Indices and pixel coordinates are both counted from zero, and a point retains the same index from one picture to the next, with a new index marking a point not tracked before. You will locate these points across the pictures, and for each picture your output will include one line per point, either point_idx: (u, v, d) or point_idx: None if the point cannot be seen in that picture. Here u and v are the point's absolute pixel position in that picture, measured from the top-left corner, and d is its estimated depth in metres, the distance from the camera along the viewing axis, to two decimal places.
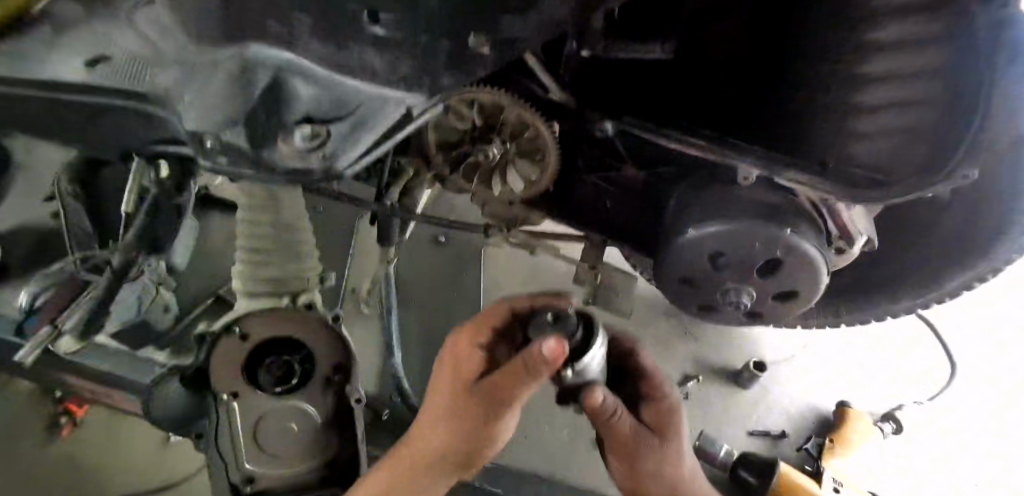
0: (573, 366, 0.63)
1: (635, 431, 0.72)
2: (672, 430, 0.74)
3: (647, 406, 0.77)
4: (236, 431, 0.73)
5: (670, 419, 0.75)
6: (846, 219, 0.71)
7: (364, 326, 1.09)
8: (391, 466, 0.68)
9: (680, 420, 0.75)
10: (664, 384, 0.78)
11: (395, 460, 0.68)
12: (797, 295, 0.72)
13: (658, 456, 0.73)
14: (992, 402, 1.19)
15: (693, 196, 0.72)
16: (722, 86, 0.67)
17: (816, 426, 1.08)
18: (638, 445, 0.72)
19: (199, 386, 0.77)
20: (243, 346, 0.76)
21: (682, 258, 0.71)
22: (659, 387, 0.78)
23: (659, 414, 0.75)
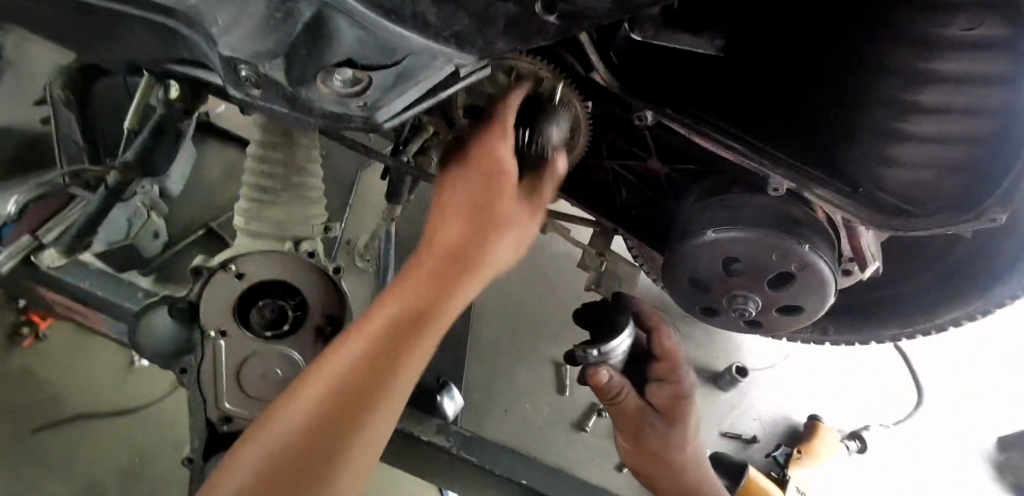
0: (597, 348, 0.71)
1: (641, 416, 0.78)
2: (681, 417, 0.78)
3: (659, 388, 0.79)
4: (220, 370, 0.72)
5: (680, 403, 0.78)
6: (861, 242, 0.71)
7: (356, 280, 1.07)
8: (361, 332, 0.53)
9: (692, 406, 0.79)
10: (681, 366, 0.80)
11: (363, 325, 0.54)
12: (801, 310, 0.72)
13: (660, 438, 0.78)
14: (952, 434, 1.22)
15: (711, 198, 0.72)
16: (765, 91, 0.65)
17: (785, 436, 1.11)
18: (642, 426, 0.78)
19: (188, 320, 0.75)
20: (237, 285, 0.74)
21: (697, 258, 0.71)
22: (674, 370, 0.79)
23: (671, 398, 0.78)
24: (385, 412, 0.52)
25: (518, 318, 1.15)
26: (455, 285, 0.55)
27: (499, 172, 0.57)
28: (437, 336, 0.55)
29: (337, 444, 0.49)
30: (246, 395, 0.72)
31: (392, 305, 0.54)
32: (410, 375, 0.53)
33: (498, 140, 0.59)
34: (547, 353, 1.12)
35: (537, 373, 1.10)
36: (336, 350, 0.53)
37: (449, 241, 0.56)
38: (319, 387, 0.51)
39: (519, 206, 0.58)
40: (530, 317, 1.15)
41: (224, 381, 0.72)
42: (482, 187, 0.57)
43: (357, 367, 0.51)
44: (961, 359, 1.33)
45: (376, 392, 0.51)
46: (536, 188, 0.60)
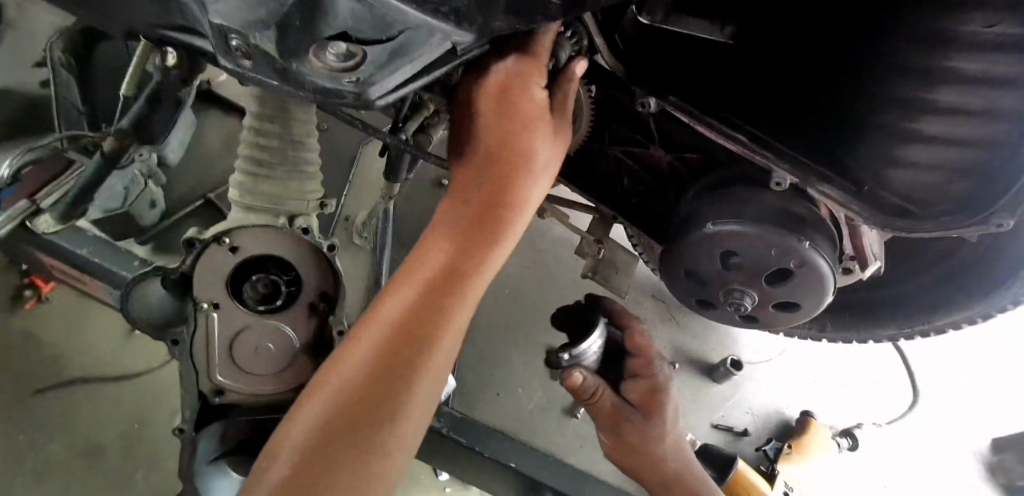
0: (568, 352, 0.73)
1: (616, 412, 0.78)
2: (657, 411, 0.78)
3: (635, 384, 0.79)
4: (212, 343, 0.72)
5: (657, 396, 0.78)
6: (863, 241, 0.70)
7: (353, 258, 1.06)
8: (401, 293, 0.53)
9: (668, 399, 0.79)
10: (654, 361, 0.80)
11: (403, 286, 0.53)
12: (797, 308, 0.71)
13: (636, 432, 0.78)
14: (945, 436, 1.22)
15: (712, 193, 0.70)
16: (777, 83, 0.63)
17: (777, 430, 1.11)
18: (619, 422, 0.79)
19: (182, 292, 0.75)
20: (231, 259, 0.73)
21: (697, 251, 0.70)
22: (649, 365, 0.79)
23: (648, 392, 0.78)
24: (434, 371, 0.51)
25: (514, 302, 1.14)
26: (497, 234, 0.55)
27: (530, 115, 0.56)
28: (480, 286, 0.55)
29: (392, 405, 0.48)
30: (237, 369, 0.73)
31: (430, 263, 0.54)
32: (456, 329, 0.53)
33: (525, 80, 0.56)
34: (542, 338, 1.12)
35: (531, 358, 1.10)
36: (376, 314, 0.52)
37: (487, 194, 0.56)
38: (365, 351, 0.50)
39: (552, 150, 0.59)
40: (526, 301, 1.14)
41: (215, 354, 0.73)
42: (515, 131, 0.56)
43: (402, 327, 0.51)
44: (958, 361, 1.32)
45: (425, 351, 0.51)
46: (562, 126, 0.60)
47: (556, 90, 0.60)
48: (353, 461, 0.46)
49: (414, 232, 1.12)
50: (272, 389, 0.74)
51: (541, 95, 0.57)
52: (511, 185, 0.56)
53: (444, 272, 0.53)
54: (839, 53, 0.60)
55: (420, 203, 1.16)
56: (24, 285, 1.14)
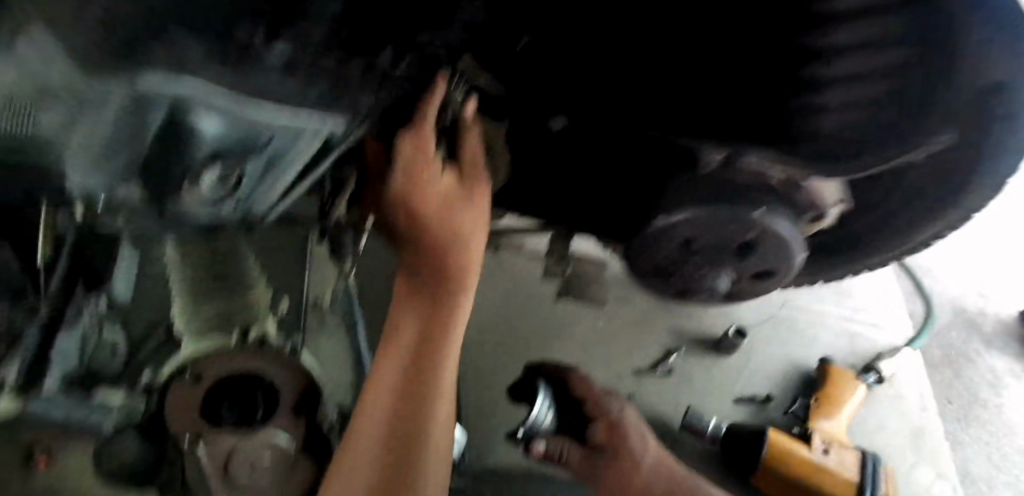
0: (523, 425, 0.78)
1: (586, 457, 0.78)
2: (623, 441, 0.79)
3: (597, 425, 0.82)
4: (205, 474, 0.68)
5: (619, 427, 0.81)
6: (821, 191, 0.66)
7: (329, 339, 1.03)
8: (393, 364, 0.63)
9: (630, 429, 0.81)
10: (603, 399, 0.84)
11: (389, 359, 0.63)
12: (775, 272, 0.69)
13: (618, 474, 0.77)
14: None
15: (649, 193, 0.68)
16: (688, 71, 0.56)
17: (798, 385, 1.08)
18: (596, 472, 0.78)
19: (157, 434, 0.71)
20: (196, 389, 0.71)
21: (654, 246, 0.69)
22: (598, 404, 0.83)
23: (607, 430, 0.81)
24: (436, 430, 0.61)
25: (502, 333, 1.08)
26: (451, 303, 0.64)
27: (443, 203, 0.60)
28: (452, 347, 0.65)
29: (414, 457, 0.59)
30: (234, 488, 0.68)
31: (406, 337, 0.64)
32: (446, 380, 0.64)
33: (416, 175, 0.58)
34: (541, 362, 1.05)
35: None
36: (375, 390, 0.62)
37: (426, 284, 0.63)
38: (377, 412, 0.60)
39: (469, 215, 0.62)
40: (516, 327, 1.09)
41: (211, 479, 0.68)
42: (436, 223, 0.60)
43: (398, 394, 0.61)
44: None
45: (424, 406, 0.61)
46: (473, 186, 0.62)
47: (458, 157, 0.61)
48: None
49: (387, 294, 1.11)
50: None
51: (439, 176, 0.59)
52: (448, 269, 0.62)
53: (418, 339, 0.63)
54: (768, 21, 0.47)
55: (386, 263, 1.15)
56: None
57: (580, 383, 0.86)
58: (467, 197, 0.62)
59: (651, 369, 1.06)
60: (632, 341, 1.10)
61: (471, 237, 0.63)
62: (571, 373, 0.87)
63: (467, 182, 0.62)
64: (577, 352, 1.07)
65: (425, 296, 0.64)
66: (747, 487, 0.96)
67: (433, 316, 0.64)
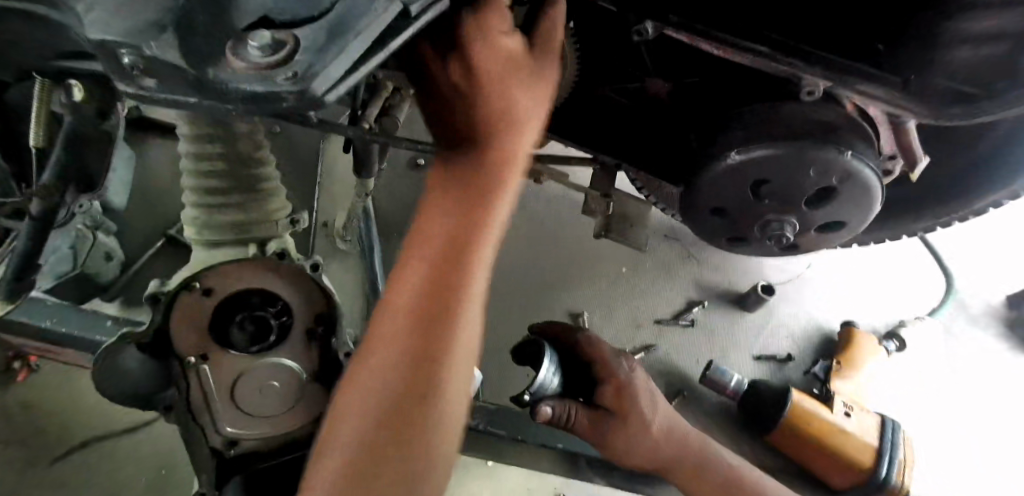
0: (528, 390, 0.69)
1: (593, 423, 0.71)
2: (633, 408, 0.72)
3: (603, 388, 0.73)
4: (210, 396, 0.64)
5: (630, 392, 0.73)
6: (912, 141, 0.60)
7: (339, 264, 0.97)
8: (413, 273, 0.50)
9: (641, 394, 0.73)
10: (610, 359, 0.75)
11: (410, 267, 0.50)
12: (844, 225, 0.64)
13: (624, 440, 0.71)
14: (980, 314, 1.18)
15: (721, 125, 0.61)
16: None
17: (819, 347, 1.05)
18: (602, 438, 0.71)
19: (163, 351, 0.66)
20: (207, 303, 0.65)
21: (721, 188, 0.63)
22: (608, 366, 0.74)
23: (617, 394, 0.73)
24: (458, 360, 0.49)
25: (522, 271, 1.03)
26: (489, 205, 0.50)
27: (500, 75, 0.48)
28: (485, 258, 0.51)
29: (435, 381, 0.48)
30: (240, 414, 0.65)
31: (433, 242, 0.50)
32: (475, 302, 0.50)
33: (489, 34, 0.47)
34: (561, 304, 1.01)
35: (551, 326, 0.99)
36: (391, 304, 0.50)
37: (462, 170, 0.50)
38: (393, 331, 0.49)
39: (528, 100, 0.50)
40: (537, 267, 1.04)
41: (216, 403, 0.65)
42: (488, 100, 0.48)
43: (418, 303, 0.48)
44: (976, 235, 1.29)
45: (446, 331, 0.48)
46: (542, 70, 0.52)
47: (531, 30, 0.52)
48: (397, 450, 0.46)
49: (403, 222, 1.05)
50: (285, 427, 0.65)
51: (512, 40, 0.48)
52: (491, 161, 0.50)
53: (448, 244, 0.49)
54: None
55: (400, 190, 1.08)
56: (9, 358, 0.97)
57: (587, 344, 0.78)
58: (533, 77, 0.51)
59: (672, 319, 1.03)
60: (655, 289, 1.06)
61: (520, 126, 0.51)
62: (577, 334, 0.79)
63: (536, 60, 0.51)
64: (598, 297, 1.03)
65: (461, 190, 0.50)
66: (763, 444, 0.95)
67: (466, 218, 0.50)
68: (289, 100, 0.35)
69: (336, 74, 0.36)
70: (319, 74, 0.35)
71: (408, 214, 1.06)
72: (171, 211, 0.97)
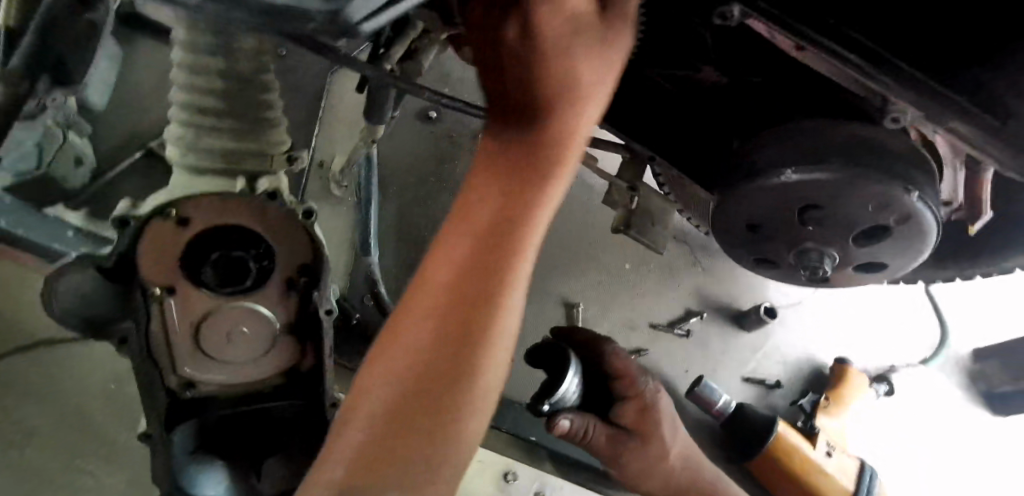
0: (550, 401, 0.62)
1: (611, 442, 0.68)
2: (653, 431, 0.70)
3: (625, 407, 0.69)
4: (172, 337, 0.60)
5: (652, 417, 0.70)
6: (983, 192, 0.56)
7: (331, 210, 0.90)
8: (455, 250, 0.44)
9: (662, 419, 0.70)
10: (638, 379, 0.70)
11: (451, 244, 0.44)
12: (882, 267, 0.60)
13: (639, 460, 0.70)
14: (964, 359, 1.17)
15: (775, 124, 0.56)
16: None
17: (808, 379, 1.02)
18: (617, 456, 0.69)
19: (124, 278, 0.59)
20: (177, 234, 0.58)
21: (765, 205, 0.57)
22: (634, 383, 0.70)
23: (638, 413, 0.70)
24: (495, 351, 0.43)
25: None
26: (541, 183, 0.44)
27: (561, 44, 0.42)
28: (533, 244, 0.45)
29: (468, 366, 0.42)
30: (207, 357, 0.62)
31: (476, 220, 0.44)
32: (520, 286, 0.45)
33: None
34: (556, 291, 0.96)
35: (543, 312, 0.94)
36: (426, 282, 0.44)
37: (522, 146, 0.44)
38: (427, 307, 0.43)
39: (593, 73, 0.44)
40: (537, 249, 0.98)
41: (177, 342, 0.61)
42: (551, 72, 0.42)
43: (457, 284, 0.43)
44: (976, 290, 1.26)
45: (486, 319, 0.42)
46: (611, 40, 0.45)
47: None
48: (419, 440, 0.41)
49: (404, 177, 0.98)
50: (254, 376, 0.64)
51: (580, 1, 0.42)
52: (547, 136, 0.44)
53: (493, 223, 0.43)
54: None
55: (404, 139, 1.01)
56: None
57: (613, 357, 0.70)
58: (600, 49, 0.44)
59: (667, 325, 0.98)
60: (655, 291, 1.01)
61: (587, 104, 0.45)
62: (605, 345, 0.71)
63: (609, 30, 0.44)
64: (596, 292, 0.98)
65: (516, 166, 0.44)
66: (737, 469, 0.92)
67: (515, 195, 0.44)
68: (318, 17, 0.29)
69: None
70: None
71: (410, 169, 0.99)
72: (153, 122, 0.88)
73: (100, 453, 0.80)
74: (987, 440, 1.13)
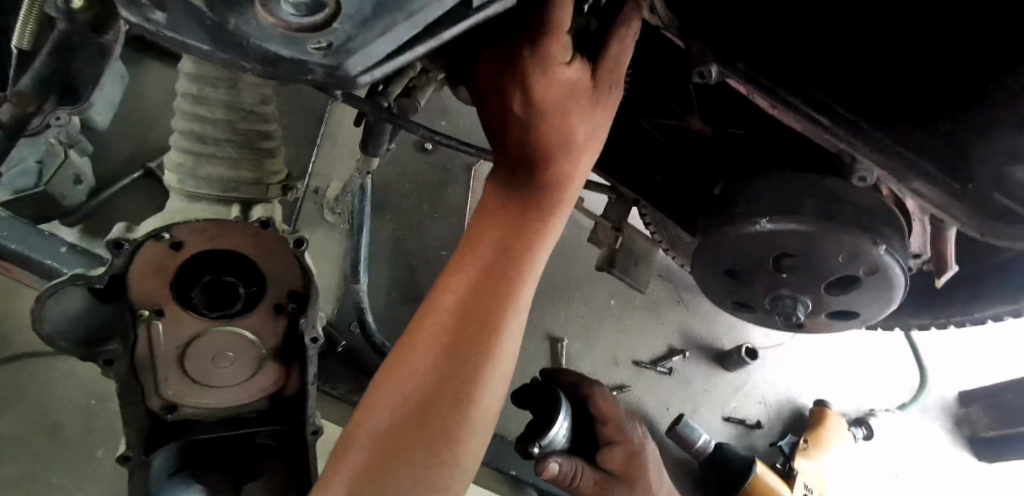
0: (538, 442, 0.64)
1: (599, 488, 0.67)
2: (642, 479, 0.68)
3: (610, 452, 0.69)
4: (158, 359, 0.62)
5: (640, 463, 0.69)
6: (948, 247, 0.58)
7: (322, 236, 0.92)
8: (460, 283, 0.47)
9: (652, 467, 0.69)
10: (624, 423, 0.71)
11: (456, 278, 0.48)
12: (855, 315, 0.62)
13: None
14: (942, 405, 1.18)
15: (751, 175, 0.59)
16: (868, 33, 0.45)
17: (788, 420, 1.03)
18: None
19: (112, 298, 0.60)
20: (171, 258, 0.59)
21: (741, 251, 0.59)
22: (621, 427, 0.70)
23: (626, 459, 0.69)
24: (492, 382, 0.45)
25: None
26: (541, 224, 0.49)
27: (560, 104, 0.45)
28: (530, 278, 0.49)
29: (471, 386, 0.44)
30: (193, 380, 0.63)
31: (480, 255, 0.48)
32: (518, 317, 0.48)
33: (551, 66, 0.43)
34: (542, 325, 0.97)
35: (528, 345, 0.95)
36: (432, 312, 0.47)
37: (524, 192, 0.49)
38: (435, 334, 0.46)
39: (589, 128, 0.48)
40: None
41: (162, 364, 0.62)
42: (551, 130, 0.46)
43: (462, 312, 0.46)
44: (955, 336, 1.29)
45: (485, 344, 0.45)
46: (601, 101, 0.47)
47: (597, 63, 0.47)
48: (424, 456, 0.42)
49: (397, 207, 1.00)
50: (234, 398, 0.65)
51: (568, 70, 0.44)
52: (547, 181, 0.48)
53: (497, 256, 0.48)
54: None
55: (400, 170, 1.03)
56: None
57: (600, 401, 0.73)
58: (593, 108, 0.47)
59: (650, 363, 1.00)
60: (639, 328, 1.02)
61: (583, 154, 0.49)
62: (591, 388, 0.74)
63: (602, 90, 0.47)
64: (581, 326, 0.99)
65: (518, 212, 0.49)
66: None
67: (517, 241, 0.48)
68: (316, 73, 0.31)
69: (375, 53, 0.31)
70: (357, 49, 0.31)
71: (403, 199, 1.01)
72: (154, 144, 0.91)
73: (78, 473, 0.80)
74: (966, 489, 1.13)
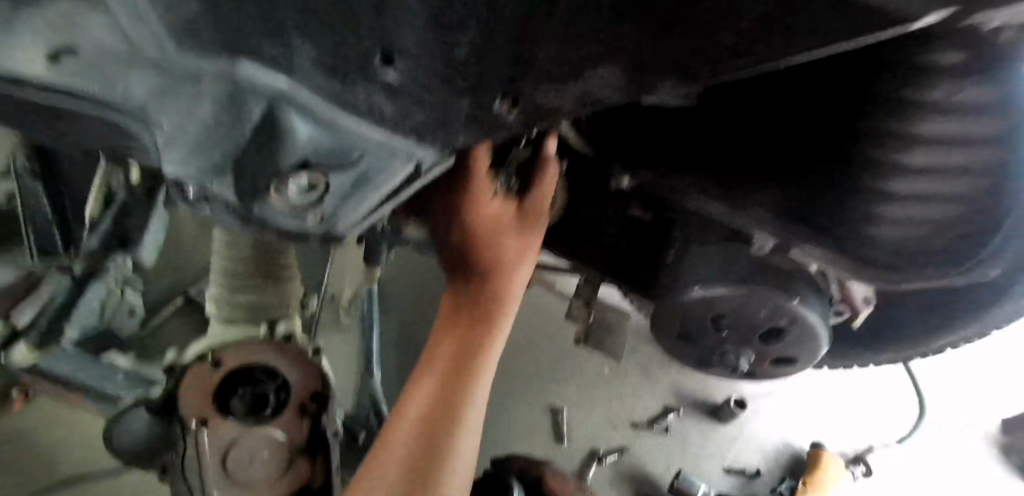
0: None
1: None
2: None
3: None
4: (202, 462, 0.68)
5: None
6: (851, 293, 0.70)
7: (340, 338, 1.05)
8: (427, 380, 0.59)
9: None
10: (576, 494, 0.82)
11: (427, 372, 0.60)
12: (794, 361, 0.72)
13: None
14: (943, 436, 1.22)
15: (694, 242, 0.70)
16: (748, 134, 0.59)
17: (787, 465, 1.09)
18: None
19: (167, 414, 0.72)
20: (212, 375, 0.71)
21: (687, 315, 0.70)
22: None
23: None
24: (461, 453, 0.57)
25: (506, 360, 1.09)
26: (488, 323, 0.61)
27: (495, 231, 0.58)
28: (485, 369, 0.60)
29: (440, 465, 0.55)
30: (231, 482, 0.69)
31: (440, 357, 0.60)
32: (478, 402, 0.59)
33: (481, 197, 0.56)
34: (542, 398, 1.06)
35: (531, 417, 1.04)
36: (405, 408, 0.58)
37: (471, 303, 0.61)
38: (409, 425, 0.57)
39: (520, 247, 0.61)
40: (523, 359, 1.09)
41: (207, 470, 0.68)
42: (485, 250, 0.59)
43: (429, 405, 0.57)
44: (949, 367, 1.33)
45: (450, 430, 0.56)
46: (528, 222, 0.61)
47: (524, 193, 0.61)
48: None
49: (404, 304, 1.13)
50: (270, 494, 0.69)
51: (499, 202, 0.57)
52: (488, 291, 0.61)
53: (453, 356, 0.60)
54: (854, 64, 0.49)
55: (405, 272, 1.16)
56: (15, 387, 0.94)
57: (551, 480, 0.83)
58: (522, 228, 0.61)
59: (647, 423, 1.08)
60: (634, 392, 1.11)
61: (517, 266, 0.62)
62: (543, 469, 0.84)
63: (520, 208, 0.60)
64: (579, 396, 1.08)
65: (467, 317, 0.61)
66: None
67: (471, 336, 0.60)
68: (312, 231, 0.44)
69: (355, 213, 0.44)
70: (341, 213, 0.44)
71: (409, 296, 1.14)
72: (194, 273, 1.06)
73: None
74: None
